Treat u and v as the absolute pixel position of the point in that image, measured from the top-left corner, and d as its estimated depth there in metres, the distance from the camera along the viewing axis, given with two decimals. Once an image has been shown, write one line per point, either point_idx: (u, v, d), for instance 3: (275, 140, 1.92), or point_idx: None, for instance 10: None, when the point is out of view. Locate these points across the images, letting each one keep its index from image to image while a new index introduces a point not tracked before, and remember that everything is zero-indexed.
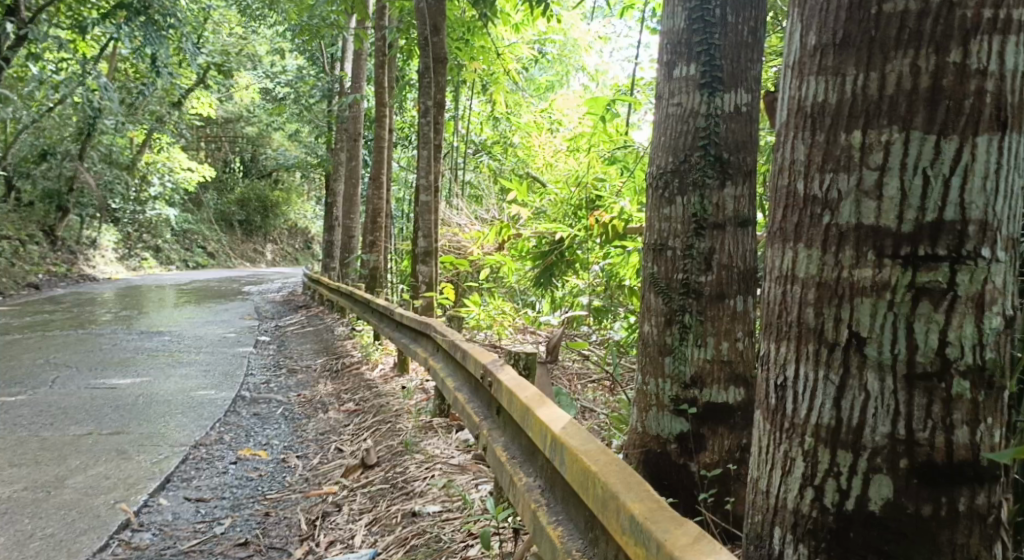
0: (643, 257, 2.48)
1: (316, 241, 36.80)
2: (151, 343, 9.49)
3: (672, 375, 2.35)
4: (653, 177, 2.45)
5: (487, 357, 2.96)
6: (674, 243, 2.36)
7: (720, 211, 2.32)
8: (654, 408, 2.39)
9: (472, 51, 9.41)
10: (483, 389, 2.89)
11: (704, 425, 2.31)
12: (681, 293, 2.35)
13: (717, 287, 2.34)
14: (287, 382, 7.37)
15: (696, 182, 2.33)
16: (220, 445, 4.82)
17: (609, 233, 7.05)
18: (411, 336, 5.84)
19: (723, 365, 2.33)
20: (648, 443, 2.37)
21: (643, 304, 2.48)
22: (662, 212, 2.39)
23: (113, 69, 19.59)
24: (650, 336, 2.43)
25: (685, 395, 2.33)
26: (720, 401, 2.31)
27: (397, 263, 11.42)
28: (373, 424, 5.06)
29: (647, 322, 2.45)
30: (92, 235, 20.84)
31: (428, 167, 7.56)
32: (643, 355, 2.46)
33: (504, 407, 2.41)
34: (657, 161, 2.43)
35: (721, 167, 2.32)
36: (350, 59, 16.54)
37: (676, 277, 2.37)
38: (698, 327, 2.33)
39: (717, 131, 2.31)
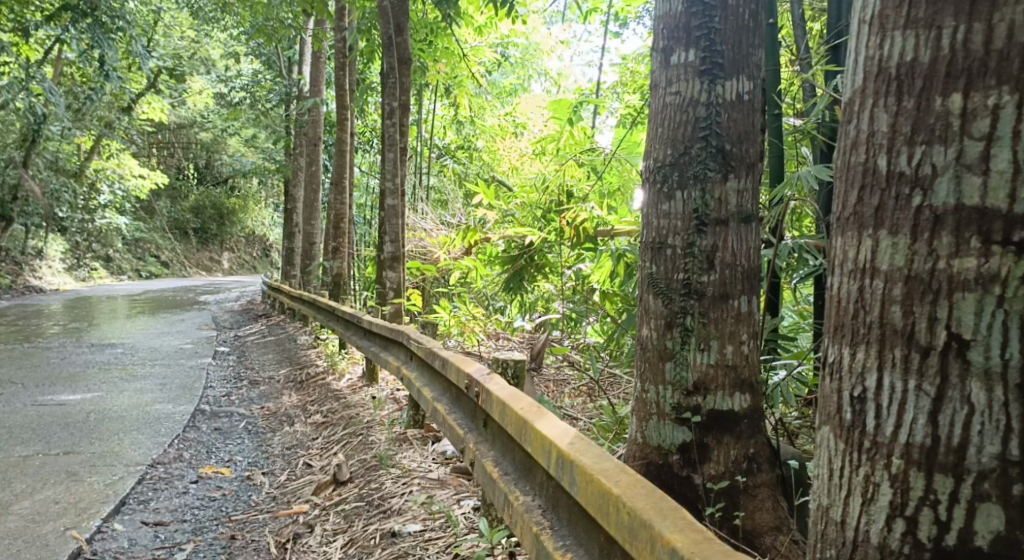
0: (642, 256, 2.35)
1: (274, 248, 36.25)
2: (102, 356, 9.09)
3: (674, 382, 2.22)
4: (650, 170, 2.32)
5: (472, 366, 2.79)
6: (675, 241, 2.24)
7: (722, 205, 2.20)
8: (654, 417, 2.25)
9: (435, 53, 9.23)
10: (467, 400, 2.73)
11: (709, 433, 2.17)
12: (681, 294, 2.22)
13: (720, 286, 2.21)
14: (249, 394, 7.09)
15: (698, 175, 2.20)
16: (178, 463, 4.55)
17: (579, 237, 6.84)
18: (381, 345, 5.62)
19: (727, 370, 2.21)
20: (649, 455, 2.24)
21: (642, 306, 2.34)
22: (660, 208, 2.27)
23: (58, 74, 18.90)
24: (649, 341, 2.29)
25: (687, 403, 2.20)
26: (725, 408, 2.19)
27: (360, 269, 11.17)
28: (343, 437, 4.84)
29: (646, 326, 2.32)
30: (39, 245, 20.12)
31: (394, 171, 7.37)
32: (643, 362, 2.32)
33: (495, 418, 2.25)
34: (653, 155, 2.31)
35: (723, 158, 2.20)
36: (308, 63, 16.24)
37: (676, 278, 2.24)
38: (700, 330, 2.20)
39: (718, 120, 2.19)
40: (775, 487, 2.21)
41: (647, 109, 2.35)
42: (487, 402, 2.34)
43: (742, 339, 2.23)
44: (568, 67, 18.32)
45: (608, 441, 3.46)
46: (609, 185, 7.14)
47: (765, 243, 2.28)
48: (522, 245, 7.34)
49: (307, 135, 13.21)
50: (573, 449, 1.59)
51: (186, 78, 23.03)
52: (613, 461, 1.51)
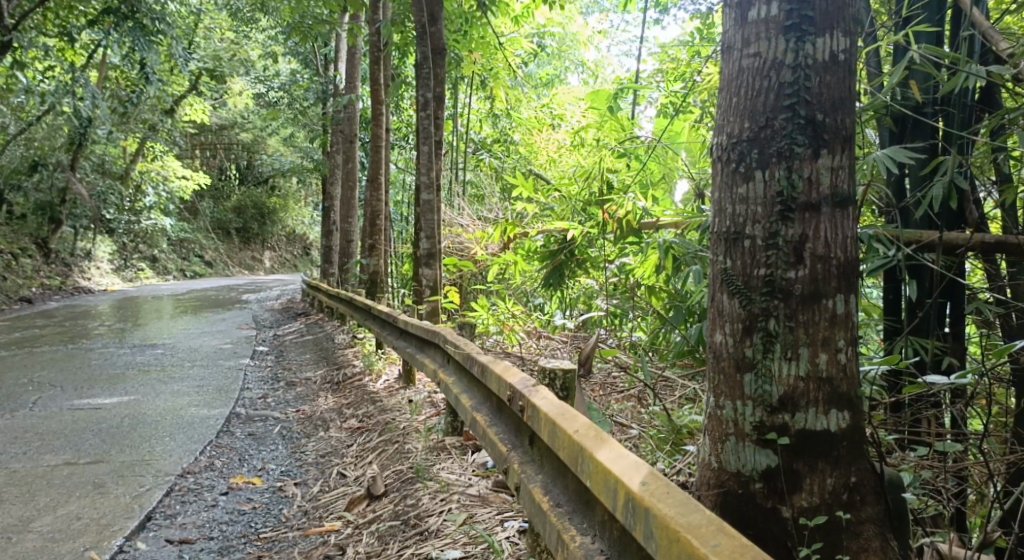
0: (714, 248, 2.05)
1: (315, 246, 36.52)
2: (142, 357, 9.03)
3: (756, 398, 1.94)
4: (722, 148, 2.03)
5: (515, 376, 2.48)
6: (754, 232, 1.94)
7: (813, 186, 1.89)
8: (733, 437, 1.99)
9: (470, 43, 8.93)
10: (509, 413, 2.45)
11: (799, 459, 1.90)
12: (763, 294, 1.92)
13: (811, 284, 1.89)
14: (286, 396, 6.91)
15: (782, 152, 1.90)
16: (209, 472, 4.35)
17: (624, 231, 6.45)
18: (418, 346, 5.35)
19: (821, 384, 1.90)
20: (727, 482, 1.98)
21: (714, 306, 2.06)
22: (737, 190, 1.98)
23: (103, 78, 19.04)
24: (723, 347, 2.01)
25: (772, 421, 1.92)
26: (818, 429, 1.90)
27: (397, 266, 10.99)
28: (379, 444, 4.58)
29: (719, 331, 2.03)
30: (86, 247, 20.39)
31: (430, 165, 7.10)
32: (715, 373, 2.04)
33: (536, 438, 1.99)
34: (726, 130, 2.02)
35: (814, 130, 1.89)
36: (344, 60, 16.13)
37: (756, 275, 1.94)
38: (787, 336, 1.90)
39: (808, 85, 1.89)
40: (882, 523, 1.92)
41: (718, 75, 2.06)
42: (529, 417, 2.08)
43: (838, 347, 1.91)
44: (605, 57, 17.99)
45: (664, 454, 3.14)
46: (652, 176, 6.88)
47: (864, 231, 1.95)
48: (562, 240, 7.09)
49: (342, 132, 13.06)
50: (650, 494, 1.44)
51: (227, 79, 23.13)
52: (702, 514, 1.39)
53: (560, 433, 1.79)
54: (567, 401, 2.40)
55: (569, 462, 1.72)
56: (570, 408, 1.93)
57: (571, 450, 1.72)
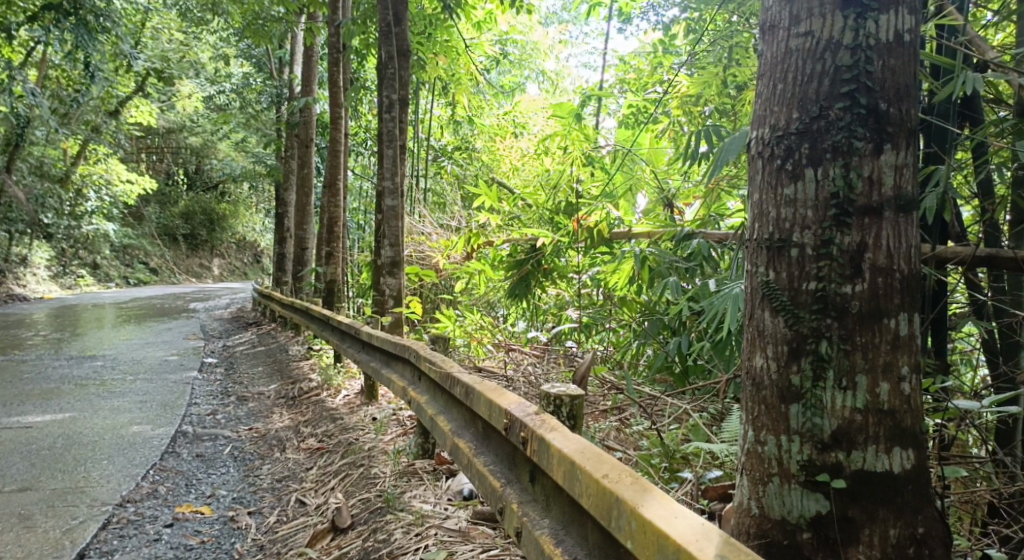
0: (754, 260, 1.98)
1: (266, 254, 35.68)
2: (80, 370, 8.45)
3: (805, 432, 1.84)
4: (765, 140, 1.96)
5: (510, 402, 2.21)
6: (803, 240, 1.87)
7: (875, 185, 1.82)
8: (776, 479, 1.88)
9: (435, 47, 8.66)
10: (505, 443, 2.20)
11: (854, 506, 1.79)
12: (814, 311, 1.84)
13: (869, 301, 1.81)
14: (237, 412, 6.49)
15: (839, 145, 1.83)
16: (151, 500, 3.95)
17: (594, 240, 6.28)
18: (382, 360, 5.02)
19: (880, 416, 1.81)
20: (772, 531, 1.86)
21: (754, 327, 1.97)
22: (781, 194, 1.91)
23: (43, 76, 18.16)
24: (764, 373, 1.92)
25: (822, 460, 1.82)
26: (879, 468, 1.79)
27: (355, 275, 10.62)
28: (341, 468, 4.23)
29: (759, 354, 1.95)
30: (22, 252, 19.40)
31: (393, 168, 6.78)
32: (755, 404, 1.95)
33: (550, 479, 1.77)
34: (763, 125, 1.97)
35: (877, 121, 1.82)
36: (300, 62, 15.70)
37: (805, 289, 1.86)
38: (841, 361, 1.81)
39: (869, 69, 1.82)
40: None
41: (762, 56, 2.00)
42: (533, 450, 1.86)
43: (901, 374, 1.82)
44: (565, 68, 17.99)
45: (662, 482, 2.89)
46: (616, 187, 6.45)
47: (926, 240, 1.87)
48: (529, 248, 6.81)
49: (298, 136, 12.62)
50: None
51: (175, 82, 22.41)
52: None
53: (586, 478, 1.62)
54: (575, 432, 2.12)
55: (601, 515, 1.56)
56: (589, 446, 1.75)
57: (604, 503, 1.55)
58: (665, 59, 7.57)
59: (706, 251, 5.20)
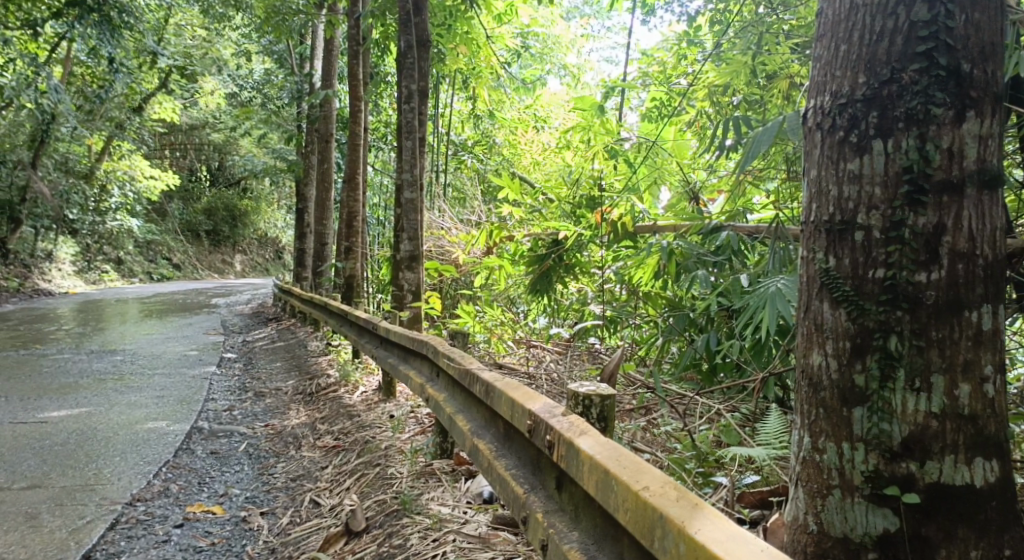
0: (812, 245, 1.87)
1: (287, 250, 35.75)
2: (99, 365, 8.41)
3: (871, 440, 1.72)
4: (827, 110, 1.85)
5: (533, 402, 2.03)
6: (869, 222, 1.75)
7: (954, 158, 1.68)
8: (837, 492, 1.76)
9: (455, 38, 8.46)
10: (529, 447, 2.03)
11: (927, 524, 1.66)
12: (882, 303, 1.72)
13: (948, 291, 1.68)
14: (254, 408, 6.39)
15: (914, 113, 1.70)
16: (162, 499, 3.84)
17: (617, 234, 6.13)
18: (400, 356, 4.89)
19: (959, 422, 1.67)
20: (831, 547, 1.75)
21: (813, 320, 1.86)
22: (845, 169, 1.80)
23: (68, 73, 18.22)
24: (823, 372, 1.81)
25: (890, 470, 1.70)
26: (956, 481, 1.66)
27: (374, 271, 10.54)
28: (357, 467, 4.10)
29: (816, 350, 1.84)
30: (47, 247, 19.54)
31: (412, 160, 6.62)
32: (813, 407, 1.84)
33: (581, 486, 1.60)
34: (822, 93, 1.86)
35: (957, 84, 1.68)
36: (321, 57, 15.63)
37: (872, 278, 1.74)
38: (913, 359, 1.68)
39: (949, 24, 1.69)
40: None
41: (825, 16, 1.88)
42: (561, 455, 1.70)
43: (985, 375, 1.68)
44: (588, 63, 17.77)
45: (695, 487, 2.72)
46: (641, 179, 6.35)
47: (1011, 222, 1.73)
48: (550, 243, 6.66)
49: (318, 132, 12.55)
50: None
51: (198, 78, 22.41)
52: None
53: (624, 490, 1.45)
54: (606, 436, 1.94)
55: (641, 534, 1.39)
56: (625, 453, 1.58)
57: (647, 518, 1.38)
58: (690, 52, 7.38)
59: (736, 244, 5.05)
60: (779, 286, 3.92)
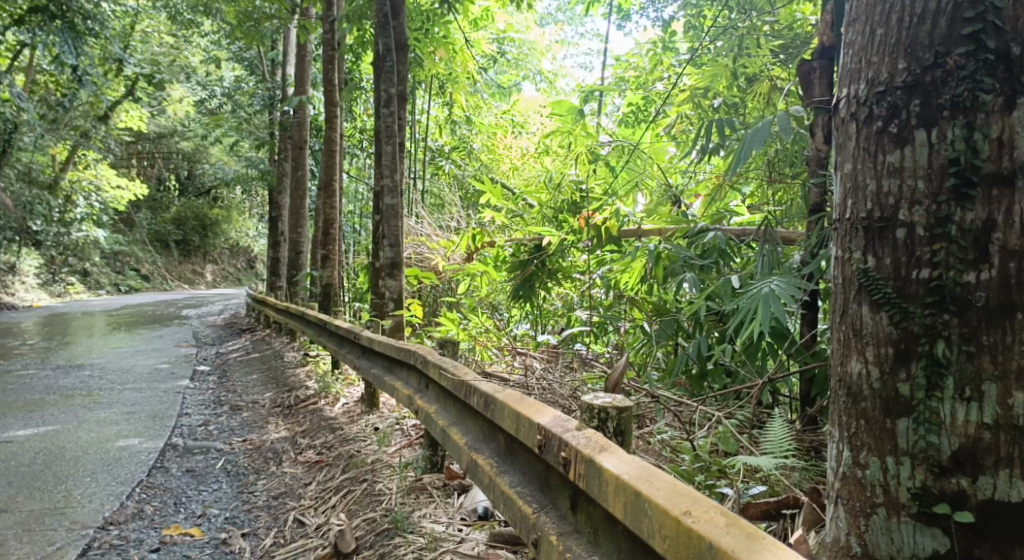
0: (849, 243, 1.82)
1: (260, 259, 35.29)
2: (67, 380, 8.13)
3: (919, 455, 1.65)
4: (865, 98, 1.79)
5: (544, 417, 1.95)
6: (912, 218, 1.68)
7: (1004, 147, 1.59)
8: (882, 510, 1.71)
9: (432, 43, 8.32)
10: (541, 465, 1.96)
11: (981, 544, 1.58)
12: (927, 306, 1.65)
13: (997, 293, 1.57)
14: (230, 422, 6.19)
15: (961, 99, 1.62)
16: (136, 522, 3.66)
17: (601, 237, 6.08)
18: (384, 366, 4.73)
19: (1015, 434, 1.56)
20: None
21: (852, 325, 1.81)
22: (884, 162, 1.74)
23: (30, 81, 17.79)
24: (864, 381, 1.76)
25: (939, 487, 1.62)
26: (1011, 498, 1.56)
27: (351, 279, 10.36)
28: (343, 484, 3.95)
29: (855, 357, 1.79)
30: (10, 260, 19.00)
31: (392, 165, 6.47)
32: (854, 418, 1.78)
33: (610, 511, 1.55)
34: (856, 82, 1.81)
35: (1008, 68, 1.59)
36: (293, 63, 15.39)
37: (916, 278, 1.67)
38: (961, 367, 1.60)
39: (997, 5, 1.60)
40: None
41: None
42: (584, 477, 1.64)
43: None
44: (562, 68, 17.72)
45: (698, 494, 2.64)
46: (621, 184, 6.22)
47: None
48: (532, 248, 6.56)
49: (291, 138, 12.34)
50: None
51: (166, 87, 22.03)
52: None
53: (660, 514, 1.41)
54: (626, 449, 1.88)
55: None
56: (653, 472, 1.54)
57: (691, 544, 1.33)
58: (666, 56, 7.36)
59: (724, 244, 5.03)
60: (773, 288, 3.86)
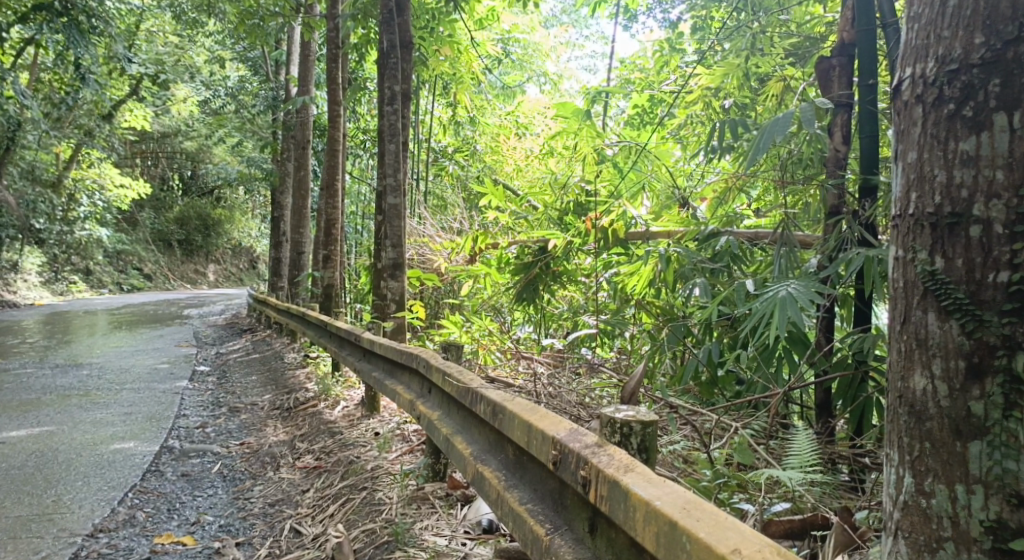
0: (913, 241, 1.69)
1: (262, 260, 35.19)
2: (64, 379, 7.99)
3: (995, 483, 1.54)
4: (934, 77, 1.66)
5: (566, 435, 1.85)
6: (988, 213, 1.57)
7: None
8: (950, 542, 1.59)
9: (437, 42, 8.16)
10: (561, 488, 1.86)
11: None
12: (1006, 313, 1.54)
13: None
14: (228, 425, 6.04)
15: None
16: (127, 530, 3.51)
17: (608, 240, 5.93)
18: (386, 369, 4.58)
19: None
20: None
21: (916, 334, 1.68)
22: (956, 150, 1.62)
23: (34, 79, 17.68)
24: (930, 398, 1.63)
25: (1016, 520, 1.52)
26: None
27: (353, 281, 10.22)
28: (341, 491, 3.80)
29: (920, 371, 1.67)
30: (12, 258, 18.89)
31: (396, 164, 6.31)
32: (918, 440, 1.66)
33: (645, 546, 1.47)
34: (922, 61, 1.69)
35: None
36: (297, 63, 15.25)
37: (993, 282, 1.56)
38: None
39: None
40: None
41: None
42: (614, 508, 1.57)
43: None
44: (568, 70, 17.55)
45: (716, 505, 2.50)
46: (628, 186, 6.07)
47: None
48: (536, 250, 6.39)
49: (294, 138, 12.19)
50: None
51: (170, 86, 21.90)
52: None
53: (701, 549, 1.33)
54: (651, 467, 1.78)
55: None
56: (691, 501, 1.47)
57: None
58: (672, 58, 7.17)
59: (736, 248, 4.88)
60: (790, 291, 3.71)
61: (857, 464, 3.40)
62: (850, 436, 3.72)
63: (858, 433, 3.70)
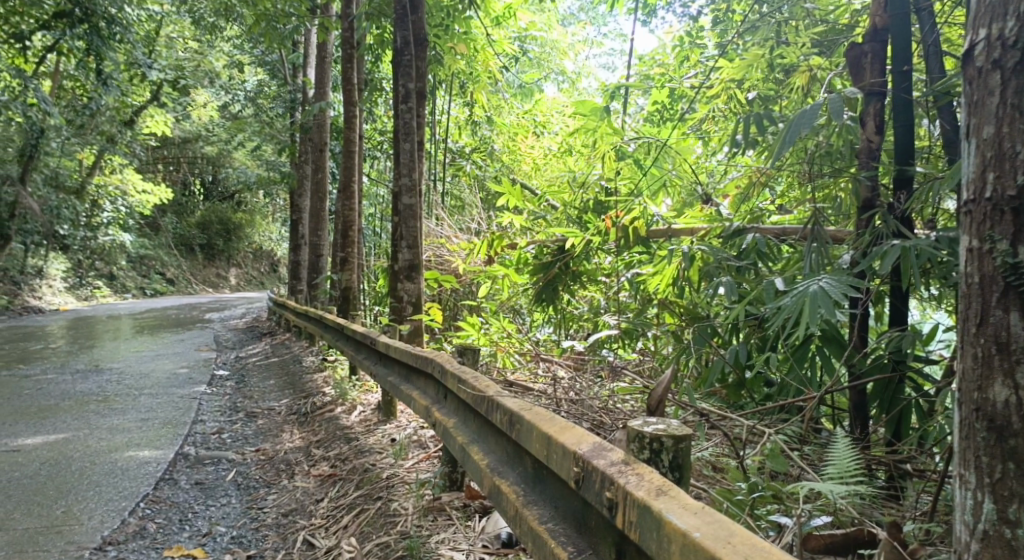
0: (996, 234, 1.95)
1: (283, 263, 35.24)
2: (84, 385, 7.96)
3: None
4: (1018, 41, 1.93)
5: (592, 451, 1.72)
6: None
7: None
8: None
9: (453, 40, 7.99)
10: (586, 509, 1.74)
11: None
12: None
13: None
14: (245, 430, 5.95)
15: None
16: (136, 542, 3.41)
17: (630, 239, 5.70)
18: (402, 374, 4.45)
19: None
20: None
21: (997, 345, 1.94)
22: None
23: (57, 86, 17.78)
24: (1014, 411, 1.90)
25: None
26: None
27: (371, 283, 10.12)
28: (355, 501, 3.68)
29: (1001, 379, 1.93)
30: (38, 264, 19.06)
31: (411, 164, 6.17)
32: (999, 459, 1.92)
33: None
34: (1000, 20, 1.96)
35: None
36: (314, 65, 15.18)
37: None
38: None
39: None
40: None
41: None
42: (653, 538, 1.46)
43: None
44: (587, 67, 17.28)
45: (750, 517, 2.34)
46: (649, 183, 5.90)
47: None
48: (556, 250, 6.24)
49: (312, 141, 12.12)
50: None
51: (190, 92, 21.96)
52: None
53: None
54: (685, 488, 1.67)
55: None
56: (738, 535, 1.37)
57: None
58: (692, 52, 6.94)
59: (763, 246, 4.68)
60: (821, 287, 3.52)
61: (897, 471, 3.21)
62: (888, 442, 3.54)
63: (896, 438, 3.52)
